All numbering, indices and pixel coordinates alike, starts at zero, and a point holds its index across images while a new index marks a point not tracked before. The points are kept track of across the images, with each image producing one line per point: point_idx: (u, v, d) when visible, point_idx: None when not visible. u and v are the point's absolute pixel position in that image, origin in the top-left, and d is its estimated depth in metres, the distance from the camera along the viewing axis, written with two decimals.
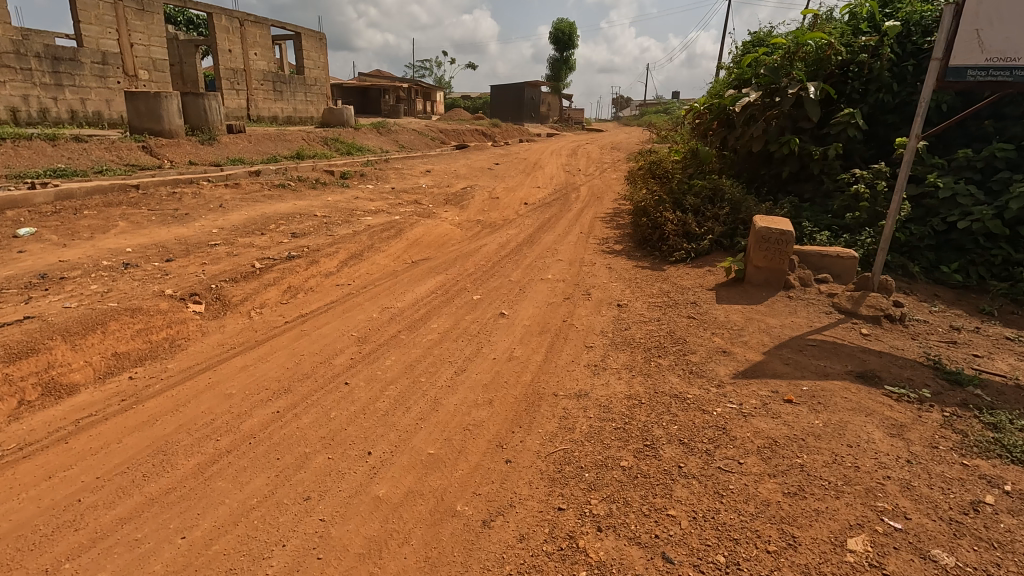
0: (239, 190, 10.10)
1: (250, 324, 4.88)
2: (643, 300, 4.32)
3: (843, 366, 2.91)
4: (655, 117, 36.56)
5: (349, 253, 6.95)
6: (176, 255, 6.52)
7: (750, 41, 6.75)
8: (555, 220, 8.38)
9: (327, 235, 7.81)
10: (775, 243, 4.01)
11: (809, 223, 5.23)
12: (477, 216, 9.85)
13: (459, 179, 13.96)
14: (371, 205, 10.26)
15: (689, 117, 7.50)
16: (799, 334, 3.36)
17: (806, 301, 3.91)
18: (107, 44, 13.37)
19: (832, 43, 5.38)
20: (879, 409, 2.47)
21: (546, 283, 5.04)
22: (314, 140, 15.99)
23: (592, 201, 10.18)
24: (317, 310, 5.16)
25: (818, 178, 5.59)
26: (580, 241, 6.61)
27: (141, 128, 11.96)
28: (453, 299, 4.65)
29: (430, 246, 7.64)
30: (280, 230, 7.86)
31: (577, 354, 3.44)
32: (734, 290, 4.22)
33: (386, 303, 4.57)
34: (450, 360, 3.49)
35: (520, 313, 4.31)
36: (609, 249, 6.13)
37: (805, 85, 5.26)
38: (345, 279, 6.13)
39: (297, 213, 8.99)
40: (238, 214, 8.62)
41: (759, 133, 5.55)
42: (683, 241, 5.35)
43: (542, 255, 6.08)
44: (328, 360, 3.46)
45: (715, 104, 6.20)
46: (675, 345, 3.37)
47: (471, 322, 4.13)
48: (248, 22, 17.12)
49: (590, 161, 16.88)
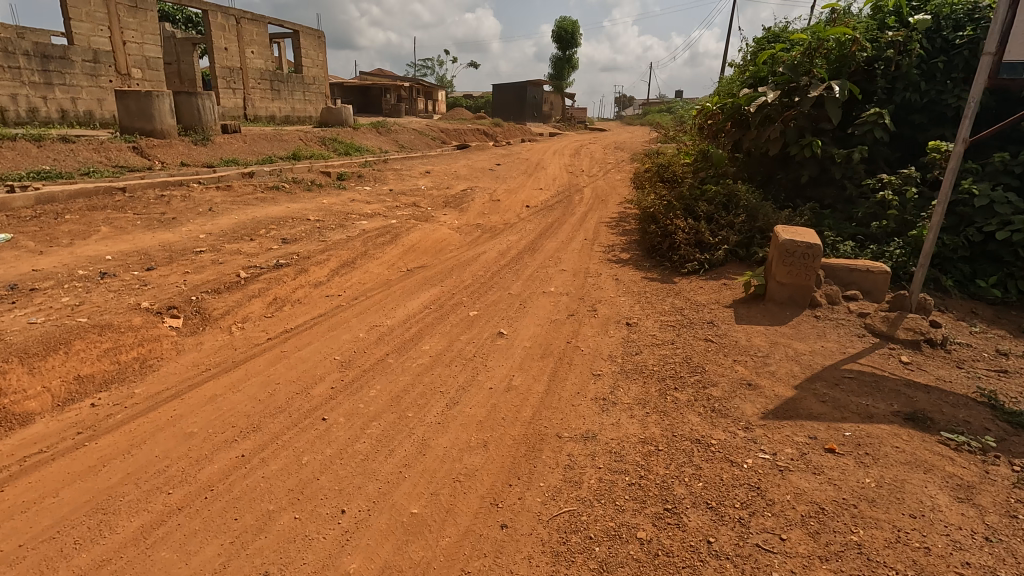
0: (231, 193, 9.77)
1: (230, 340, 4.54)
2: (654, 318, 3.96)
3: (888, 405, 2.54)
4: (658, 117, 36.20)
5: (341, 260, 6.61)
6: (159, 263, 6.18)
7: (765, 37, 6.36)
8: (557, 225, 8.03)
9: (319, 240, 7.47)
10: (801, 257, 3.64)
11: (832, 232, 4.86)
12: (477, 220, 9.49)
13: (459, 180, 13.60)
14: (367, 209, 9.92)
15: (699, 117, 7.13)
16: (833, 363, 3.00)
17: (835, 322, 3.54)
18: (99, 42, 13.04)
19: (857, 39, 5.01)
20: (939, 464, 2.12)
21: (548, 297, 4.68)
22: (311, 140, 15.68)
23: (596, 205, 9.81)
24: (303, 324, 4.82)
25: (840, 183, 5.22)
26: (585, 249, 6.25)
27: (132, 127, 11.63)
28: (448, 315, 4.29)
29: (426, 253, 7.29)
30: (270, 236, 7.53)
31: (583, 384, 3.08)
32: (754, 308, 3.86)
33: (374, 320, 4.22)
34: (440, 389, 3.14)
35: (520, 332, 3.96)
36: (616, 258, 5.78)
37: (827, 83, 4.87)
38: (335, 290, 5.78)
39: (289, 217, 8.65)
40: (228, 218, 8.29)
41: (777, 135, 5.18)
42: (696, 251, 5.00)
43: (544, 264, 5.72)
44: (304, 390, 3.10)
45: (728, 104, 5.82)
46: (693, 375, 3.01)
47: (466, 343, 3.78)
48: (245, 19, 16.76)
49: (594, 162, 16.51)
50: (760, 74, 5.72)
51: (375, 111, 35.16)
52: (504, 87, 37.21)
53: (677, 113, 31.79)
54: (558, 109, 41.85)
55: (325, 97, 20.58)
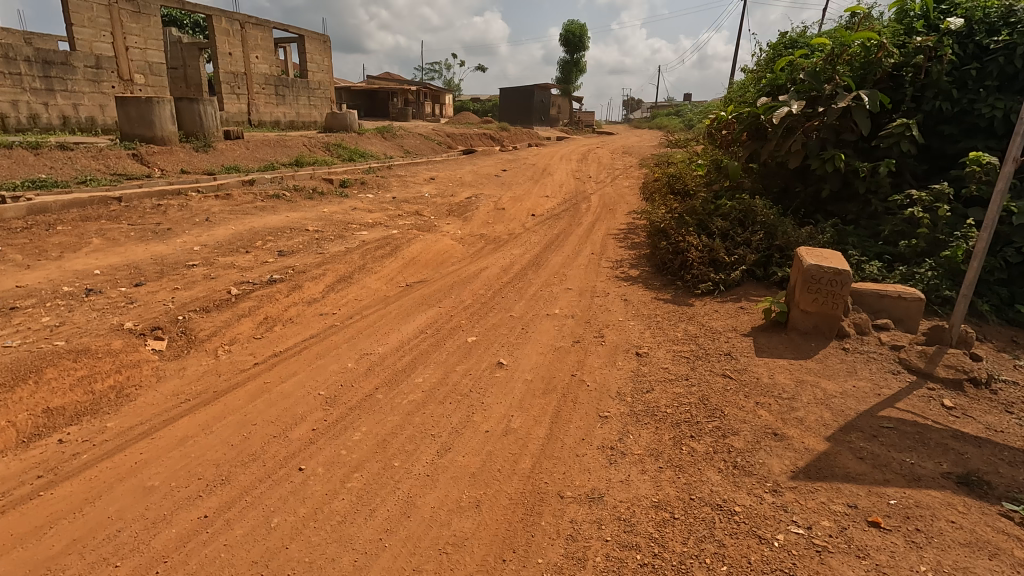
0: (230, 202, 9.57)
1: (215, 365, 4.29)
2: (666, 346, 3.67)
3: (937, 464, 2.23)
4: (667, 121, 35.87)
5: (337, 275, 6.36)
6: (148, 278, 5.96)
7: (782, 42, 6.06)
8: (563, 236, 7.74)
9: (316, 253, 7.23)
10: (828, 284, 3.33)
11: (856, 251, 4.54)
12: (481, 230, 9.22)
13: (464, 187, 13.36)
14: (368, 218, 9.68)
15: (712, 125, 6.83)
16: (868, 408, 2.69)
17: (866, 356, 3.23)
18: (101, 47, 12.93)
19: (883, 44, 4.68)
20: (1006, 546, 1.80)
21: (552, 320, 4.40)
22: (315, 146, 15.52)
23: (604, 214, 9.52)
24: (292, 347, 4.57)
25: (864, 197, 4.90)
26: (591, 265, 5.96)
27: (132, 134, 11.47)
28: (444, 341, 4.02)
29: (427, 267, 7.02)
30: (267, 248, 7.30)
31: (588, 428, 2.79)
32: (775, 338, 3.56)
33: (366, 346, 3.95)
34: (431, 432, 2.86)
35: (521, 362, 3.67)
36: (624, 275, 5.49)
37: (855, 93, 4.59)
38: (330, 307, 5.53)
39: (288, 227, 8.42)
40: (225, 229, 8.07)
41: (798, 147, 4.86)
42: (710, 270, 4.70)
43: (548, 282, 5.43)
44: (282, 432, 2.84)
45: (744, 114, 5.52)
46: (710, 420, 2.71)
47: (462, 375, 3.49)
48: (250, 24, 16.63)
49: (601, 168, 16.21)
50: (779, 82, 5.43)
51: (381, 114, 35.06)
52: (511, 91, 37.02)
53: (687, 116, 31.41)
54: (565, 112, 41.60)
55: (330, 102, 20.43)
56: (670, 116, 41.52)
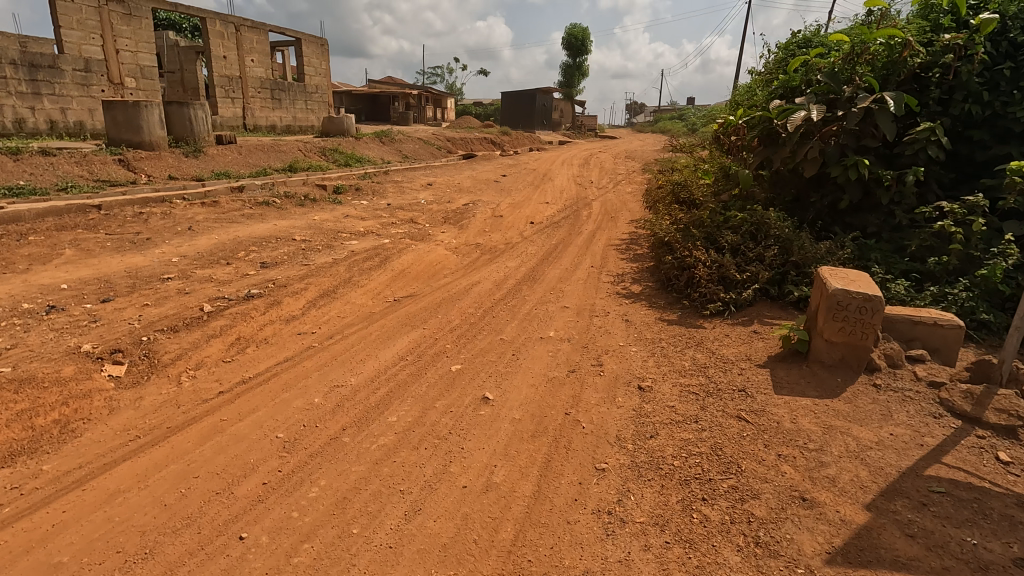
0: (216, 209, 9.21)
1: (175, 394, 3.91)
2: (672, 379, 3.28)
3: (1005, 546, 1.82)
4: (670, 125, 35.52)
5: (320, 289, 5.98)
6: (118, 293, 5.59)
7: (795, 42, 5.70)
8: (562, 247, 7.34)
9: (301, 265, 6.86)
10: (856, 312, 2.94)
11: (880, 269, 4.14)
12: (477, 239, 8.84)
13: (462, 193, 12.98)
14: (360, 226, 9.30)
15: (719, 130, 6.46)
16: (909, 465, 2.29)
17: (902, 395, 2.82)
18: (90, 50, 12.61)
19: (909, 41, 4.29)
20: None
21: (546, 345, 4.01)
22: (311, 150, 15.19)
23: (605, 222, 9.12)
24: (263, 372, 4.18)
25: (887, 209, 4.50)
26: (591, 280, 5.57)
27: (119, 139, 11.14)
28: (424, 369, 3.62)
29: (417, 280, 6.63)
30: (249, 259, 6.93)
31: (582, 485, 2.39)
32: (795, 370, 3.15)
33: (338, 376, 3.56)
34: (399, 488, 2.46)
35: (509, 395, 3.28)
36: (626, 292, 5.10)
37: (878, 94, 4.20)
38: (309, 326, 5.15)
39: (274, 236, 8.04)
40: (208, 238, 7.71)
41: (814, 154, 4.47)
42: (719, 289, 4.31)
43: (544, 299, 5.04)
44: (226, 488, 2.45)
45: (755, 118, 5.13)
46: (725, 477, 2.31)
47: (442, 413, 3.09)
48: (245, 27, 16.31)
49: (603, 173, 15.81)
50: (793, 84, 5.04)
51: (382, 118, 34.79)
52: (513, 94, 36.71)
53: (690, 119, 30.99)
54: (567, 116, 41.26)
55: (328, 106, 20.11)
56: (673, 120, 41.14)
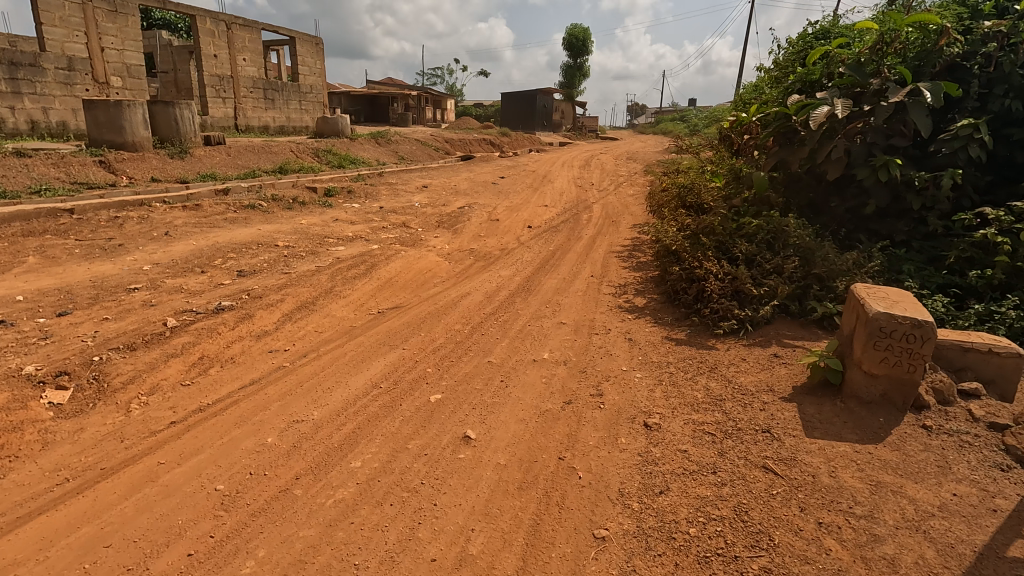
0: (198, 213, 8.78)
1: (120, 425, 3.46)
2: (684, 415, 2.82)
3: None
4: (672, 127, 35.06)
5: (298, 301, 5.53)
6: (77, 306, 5.15)
7: (814, 35, 5.31)
8: (560, 253, 6.89)
9: (280, 274, 6.41)
10: (901, 340, 2.49)
11: (914, 283, 3.70)
12: (471, 244, 8.39)
13: (458, 196, 12.54)
14: (349, 231, 8.87)
15: (729, 130, 6.04)
16: (983, 542, 1.84)
17: (959, 440, 2.38)
18: (74, 48, 12.20)
19: (946, 29, 3.86)
20: None
21: (539, 369, 3.55)
22: (304, 151, 14.76)
23: (607, 227, 8.67)
24: (222, 399, 3.74)
25: (918, 215, 4.06)
26: (591, 291, 5.13)
27: (100, 140, 10.72)
28: (398, 400, 3.18)
29: (404, 290, 6.18)
30: (226, 267, 6.50)
31: (577, 563, 1.95)
32: (827, 405, 2.70)
33: (299, 407, 3.11)
34: (353, 562, 2.01)
35: (494, 433, 2.83)
36: (629, 306, 4.66)
37: (912, 86, 3.76)
38: (282, 343, 4.70)
39: (256, 242, 7.61)
40: (185, 244, 7.27)
41: (839, 154, 4.03)
42: (733, 305, 3.87)
43: (539, 314, 4.59)
44: (143, 565, 2.01)
45: (771, 115, 4.69)
46: (755, 556, 1.86)
47: (416, 456, 2.65)
48: (237, 25, 15.90)
49: (604, 175, 15.35)
50: (812, 78, 4.60)
51: (381, 119, 34.41)
52: (513, 95, 36.29)
53: (693, 121, 30.55)
54: (568, 117, 40.88)
55: (323, 106, 19.70)
56: (676, 121, 40.68)
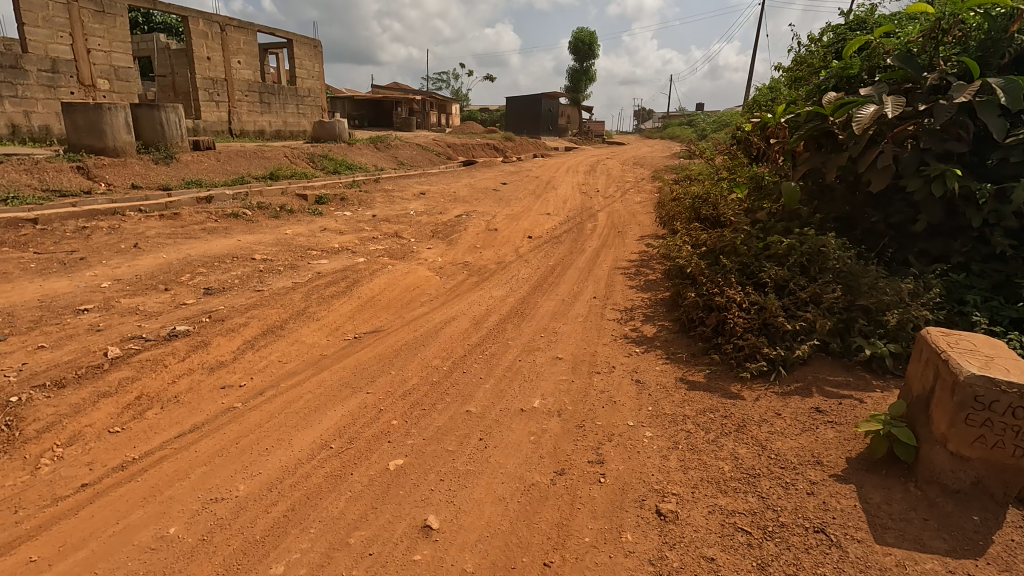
0: (175, 222, 8.23)
1: (19, 490, 2.85)
2: (708, 500, 2.19)
3: None
4: (680, 132, 34.42)
5: (264, 324, 4.93)
6: (14, 331, 4.57)
7: (848, 25, 4.69)
8: (560, 269, 6.27)
9: (251, 292, 5.82)
10: (1005, 415, 1.85)
11: (981, 317, 3.06)
12: (465, 257, 7.77)
13: (455, 203, 11.94)
14: (336, 242, 8.28)
15: (749, 134, 5.41)
16: None
17: None
18: (58, 49, 11.74)
19: (1019, 12, 3.23)
20: None
21: (526, 423, 2.93)
22: (299, 156, 14.27)
23: (612, 238, 8.03)
24: (150, 453, 3.14)
25: (981, 235, 3.42)
26: (593, 317, 4.51)
27: (79, 145, 10.21)
28: (349, 468, 2.56)
29: (386, 310, 5.58)
30: (193, 284, 5.93)
31: None
32: (897, 493, 2.06)
33: (224, 479, 2.50)
34: None
35: (463, 520, 2.21)
36: (637, 337, 4.03)
37: (979, 82, 3.13)
38: (237, 377, 4.10)
39: (232, 254, 7.03)
40: (153, 258, 6.71)
41: (890, 162, 3.38)
42: (762, 342, 3.24)
43: (531, 345, 3.97)
44: None
45: (801, 115, 4.06)
46: None
47: (357, 559, 2.03)
48: (231, 26, 15.45)
49: (610, 181, 14.71)
50: (850, 73, 3.97)
51: (384, 123, 33.99)
52: (518, 99, 35.76)
53: (701, 126, 29.95)
54: (574, 122, 40.33)
55: (322, 110, 19.21)
56: (684, 125, 40.02)
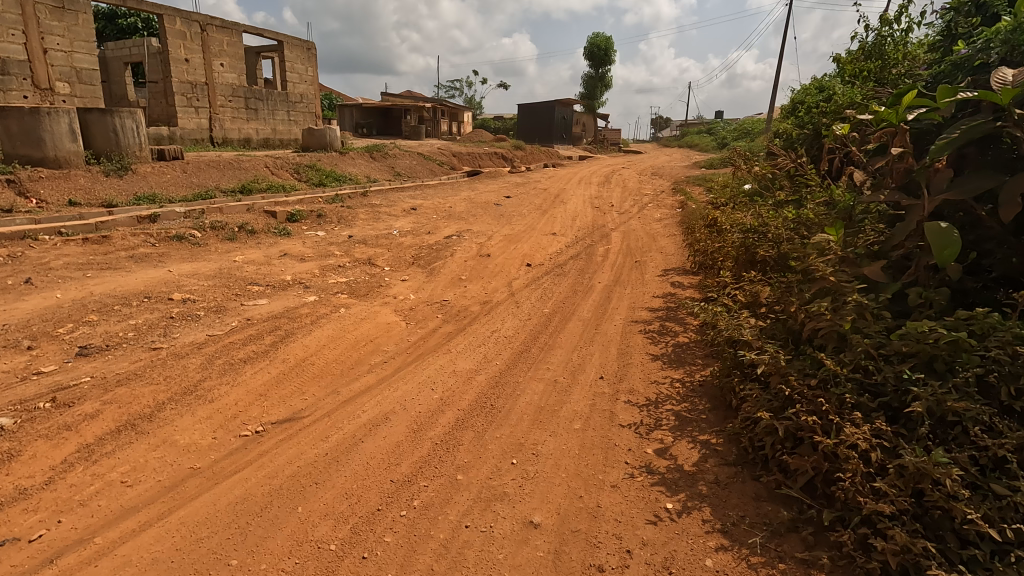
0: (98, 248, 6.84)
1: None
2: None
3: None
4: (701, 139, 32.62)
5: (125, 414, 3.43)
6: None
7: None
8: (559, 320, 4.72)
9: (140, 352, 4.33)
10: None
11: None
12: (444, 294, 6.23)
13: (449, 221, 10.46)
14: (291, 272, 6.82)
15: (828, 140, 3.81)
16: None
17: None
18: (9, 49, 10.54)
19: None
20: None
21: None
22: (281, 166, 12.91)
23: (627, 270, 6.44)
24: None
25: None
26: (600, 418, 2.95)
27: (9, 154, 8.84)
28: None
29: (317, 381, 4.07)
30: (69, 340, 4.47)
31: None
32: None
33: None
34: None
35: None
36: (670, 469, 2.46)
37: None
38: (34, 520, 2.61)
39: (146, 292, 5.58)
40: (42, 298, 5.28)
41: None
42: (923, 545, 1.65)
43: (495, 485, 2.42)
44: None
45: (945, 108, 2.45)
46: None
47: None
48: (213, 26, 14.17)
49: (626, 194, 13.13)
50: None
51: (392, 132, 32.84)
52: (530, 106, 34.31)
53: (721, 133, 28.23)
54: (588, 129, 38.89)
55: (315, 117, 17.90)
56: (704, 132, 38.23)
